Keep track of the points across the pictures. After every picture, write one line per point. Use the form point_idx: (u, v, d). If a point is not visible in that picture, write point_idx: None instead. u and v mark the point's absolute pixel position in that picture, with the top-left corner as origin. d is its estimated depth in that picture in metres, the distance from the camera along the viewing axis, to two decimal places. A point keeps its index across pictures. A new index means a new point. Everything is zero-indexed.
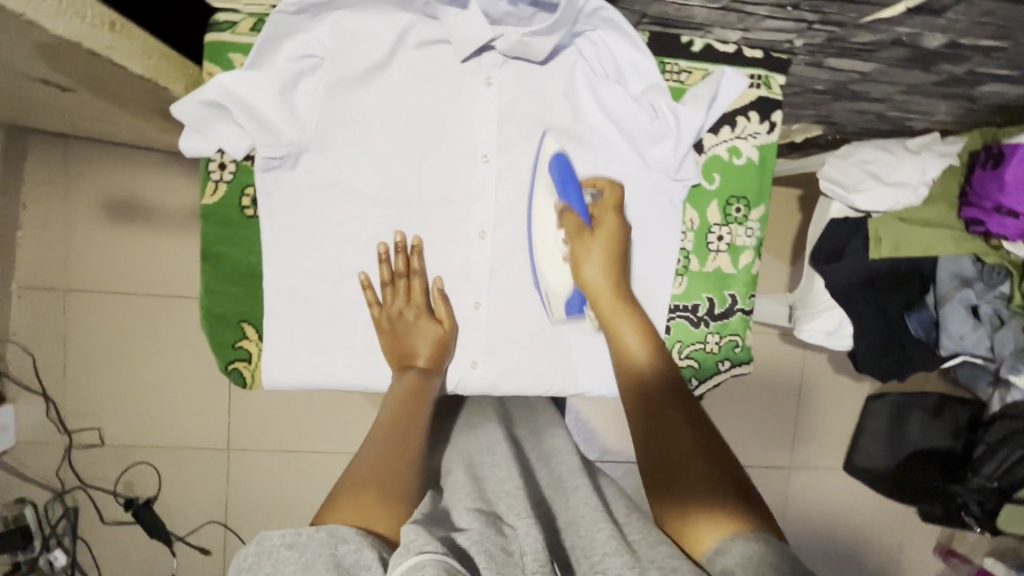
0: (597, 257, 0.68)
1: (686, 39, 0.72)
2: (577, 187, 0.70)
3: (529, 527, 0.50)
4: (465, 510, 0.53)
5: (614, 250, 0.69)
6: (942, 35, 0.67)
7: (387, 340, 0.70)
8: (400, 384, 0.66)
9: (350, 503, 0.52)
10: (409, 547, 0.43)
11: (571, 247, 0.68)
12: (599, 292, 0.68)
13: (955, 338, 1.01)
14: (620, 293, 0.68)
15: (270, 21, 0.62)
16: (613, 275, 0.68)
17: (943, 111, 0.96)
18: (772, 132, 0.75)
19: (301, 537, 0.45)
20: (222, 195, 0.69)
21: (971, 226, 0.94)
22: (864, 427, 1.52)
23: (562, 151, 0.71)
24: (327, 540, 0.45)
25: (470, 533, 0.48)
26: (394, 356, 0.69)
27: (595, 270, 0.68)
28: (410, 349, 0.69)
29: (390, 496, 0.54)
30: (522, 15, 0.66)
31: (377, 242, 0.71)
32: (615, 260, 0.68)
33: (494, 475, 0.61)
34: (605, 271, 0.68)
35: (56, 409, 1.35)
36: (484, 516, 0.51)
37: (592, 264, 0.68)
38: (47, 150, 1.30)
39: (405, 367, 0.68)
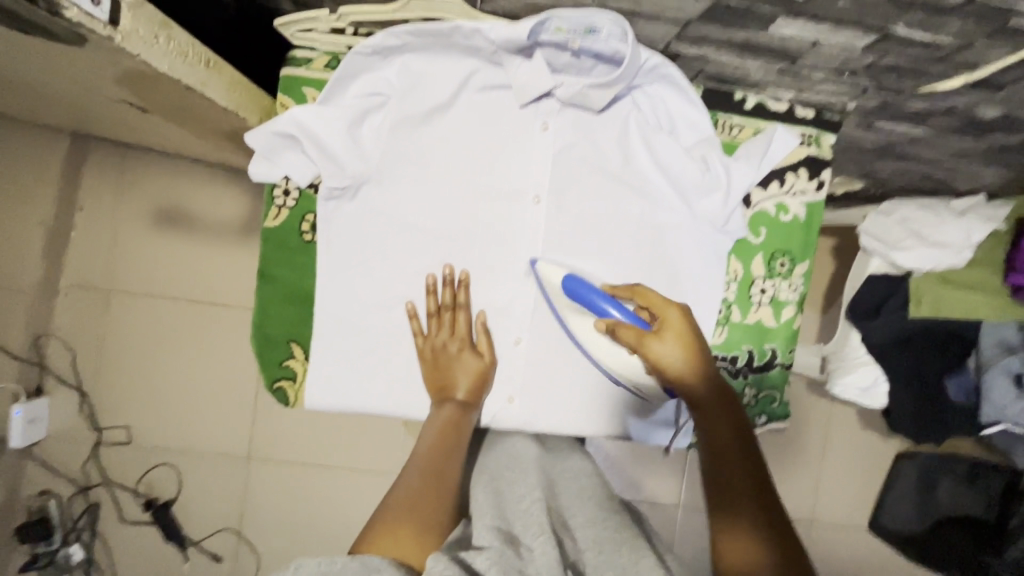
0: (670, 355, 0.62)
1: (739, 96, 0.73)
2: (612, 299, 0.65)
3: (544, 544, 0.51)
4: (485, 526, 0.54)
5: (690, 343, 0.63)
6: (998, 107, 0.68)
7: (429, 370, 0.71)
8: (439, 415, 0.67)
9: (385, 535, 0.53)
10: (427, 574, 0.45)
11: (642, 347, 0.63)
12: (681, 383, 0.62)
13: (996, 406, 0.98)
14: (702, 374, 0.62)
15: (346, 61, 0.65)
16: (690, 359, 0.62)
17: (990, 176, 0.95)
18: (820, 190, 0.76)
19: (336, 566, 0.45)
20: (283, 219, 0.72)
21: (1017, 293, 0.92)
22: (892, 487, 1.51)
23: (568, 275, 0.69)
24: (362, 568, 0.47)
25: (484, 554, 0.49)
26: (433, 388, 0.70)
27: (677, 363, 0.62)
28: (450, 381, 0.70)
29: (423, 527, 0.55)
30: (582, 66, 0.69)
31: (426, 273, 0.73)
32: (693, 349, 0.63)
33: (514, 488, 0.62)
34: (684, 360, 0.62)
35: (88, 404, 1.39)
36: (501, 535, 0.52)
37: (667, 359, 0.62)
38: (107, 156, 1.37)
39: (445, 399, 0.69)
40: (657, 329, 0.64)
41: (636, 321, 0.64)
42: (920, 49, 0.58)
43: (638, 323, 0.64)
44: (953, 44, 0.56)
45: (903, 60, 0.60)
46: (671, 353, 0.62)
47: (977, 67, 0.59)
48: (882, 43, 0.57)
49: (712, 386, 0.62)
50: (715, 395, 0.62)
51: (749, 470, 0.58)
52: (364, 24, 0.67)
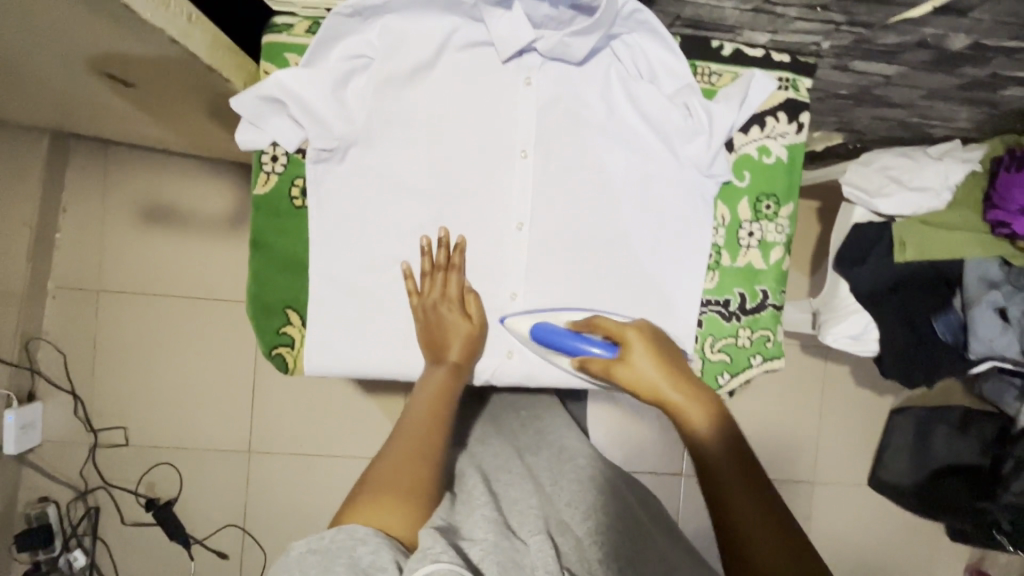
0: (645, 368, 0.64)
1: (716, 44, 0.75)
2: (580, 336, 0.67)
3: (540, 540, 0.56)
4: (479, 519, 0.58)
5: (659, 354, 0.65)
6: (966, 36, 0.69)
7: (422, 329, 0.71)
8: (431, 377, 0.68)
9: (363, 508, 0.53)
10: (425, 554, 0.47)
11: (613, 371, 0.65)
12: (657, 390, 0.63)
13: (984, 341, 0.98)
14: (680, 381, 0.62)
15: (327, 23, 0.66)
16: (664, 370, 0.63)
17: (963, 118, 0.98)
18: (800, 133, 0.77)
19: (324, 541, 0.49)
20: (273, 185, 0.72)
21: (997, 229, 0.95)
22: (888, 443, 1.56)
23: (540, 321, 0.71)
24: (346, 541, 0.49)
25: (481, 545, 0.53)
26: (427, 349, 0.71)
27: (650, 377, 0.63)
28: (442, 342, 0.70)
29: (406, 498, 0.55)
30: (561, 19, 0.69)
31: (422, 234, 0.73)
32: (664, 359, 0.64)
33: (509, 493, 0.67)
34: (658, 371, 0.63)
35: (83, 407, 1.37)
36: (496, 527, 0.57)
37: (642, 375, 0.63)
38: (90, 156, 1.36)
39: (437, 360, 0.70)
40: (624, 350, 0.66)
41: (605, 348, 0.66)
42: None
43: (606, 350, 0.66)
44: None
45: None
46: (642, 371, 0.64)
47: None
48: None
49: (689, 393, 0.62)
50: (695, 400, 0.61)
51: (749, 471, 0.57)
52: None
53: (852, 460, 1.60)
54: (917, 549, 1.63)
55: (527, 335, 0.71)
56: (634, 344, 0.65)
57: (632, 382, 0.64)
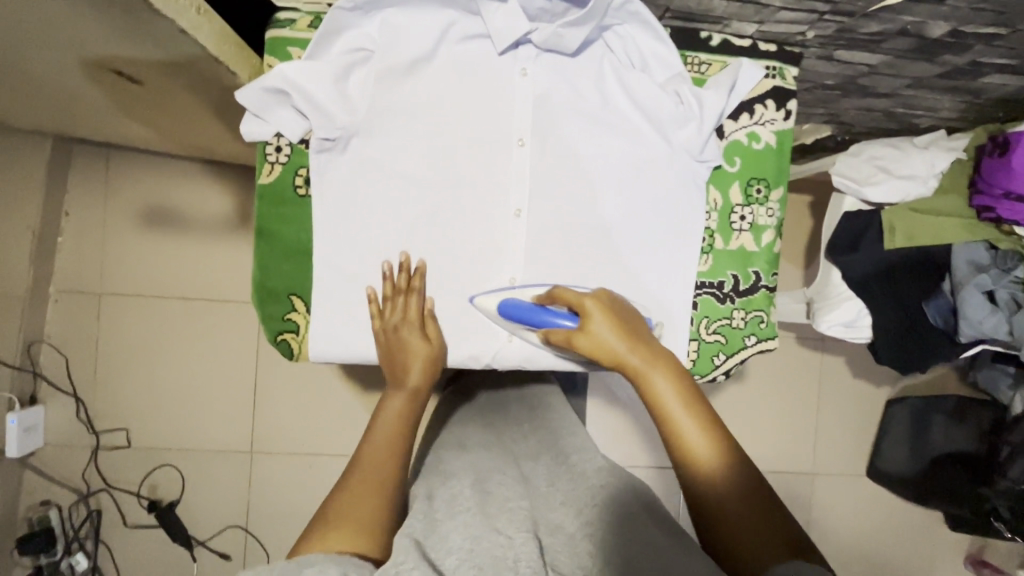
0: (605, 335, 0.66)
1: (704, 34, 0.78)
2: (546, 308, 0.69)
3: (524, 538, 0.61)
4: (460, 525, 0.62)
5: (617, 320, 0.67)
6: (945, 23, 0.72)
7: (383, 352, 0.74)
8: (391, 403, 0.71)
9: (331, 532, 0.57)
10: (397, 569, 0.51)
11: (575, 339, 0.67)
12: (617, 355, 0.66)
13: (974, 324, 0.99)
14: (640, 348, 0.66)
15: (330, 17, 0.69)
16: (621, 334, 0.66)
17: (947, 108, 1.00)
18: (788, 119, 0.80)
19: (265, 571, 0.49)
20: (278, 175, 0.74)
21: (982, 213, 0.97)
22: (886, 432, 1.58)
23: (502, 299, 0.73)
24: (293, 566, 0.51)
25: (461, 550, 0.58)
26: (389, 374, 0.73)
27: (611, 342, 0.66)
28: (401, 367, 0.72)
29: (367, 524, 0.59)
30: (556, 11, 0.72)
31: (399, 252, 0.75)
32: (621, 324, 0.67)
33: (500, 492, 0.71)
34: (615, 334, 0.66)
35: (85, 409, 1.38)
36: (476, 530, 0.61)
37: (602, 341, 0.66)
38: (92, 160, 1.38)
39: (397, 385, 0.72)
40: (584, 319, 0.67)
41: (565, 317, 0.68)
42: None
43: (569, 318, 0.68)
44: None
45: None
46: (601, 336, 0.66)
47: None
48: None
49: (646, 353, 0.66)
50: (652, 360, 0.65)
51: (703, 416, 0.63)
52: None
53: (850, 451, 1.61)
54: (918, 540, 1.64)
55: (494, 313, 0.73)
56: (592, 311, 0.67)
57: (593, 348, 0.66)
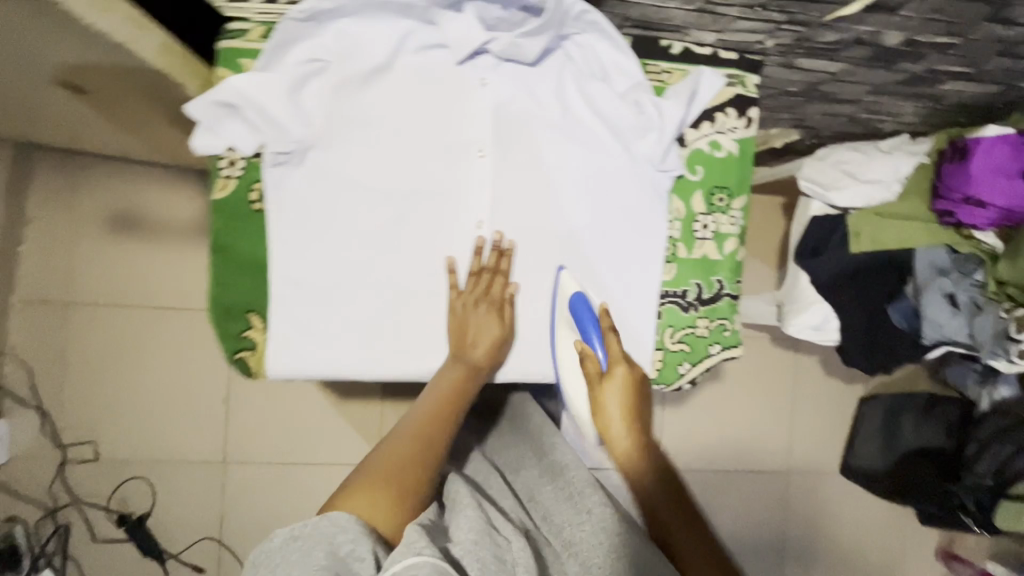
0: (615, 406, 0.72)
1: (665, 43, 0.77)
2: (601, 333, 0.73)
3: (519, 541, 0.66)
4: (464, 519, 0.66)
5: (632, 397, 0.72)
6: (899, 32, 0.72)
7: (453, 322, 0.74)
8: (451, 372, 0.73)
9: (367, 491, 0.64)
10: (410, 547, 0.57)
11: (591, 392, 0.73)
12: (616, 424, 0.72)
13: (935, 325, 1.01)
14: (637, 430, 0.72)
15: (280, 28, 0.67)
16: (629, 409, 0.72)
17: (909, 113, 1.01)
18: (750, 127, 0.80)
19: (305, 532, 0.58)
20: (231, 190, 0.72)
21: (943, 218, 0.98)
22: (860, 430, 1.60)
23: (582, 291, 0.75)
24: (330, 530, 0.58)
25: (465, 542, 0.62)
26: (453, 341, 0.74)
27: (614, 415, 0.72)
28: (470, 340, 0.73)
29: (400, 495, 0.65)
30: (513, 20, 0.71)
31: (476, 234, 0.75)
32: (634, 404, 0.73)
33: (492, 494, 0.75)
34: (623, 408, 0.72)
35: (50, 422, 1.34)
36: (479, 524, 0.65)
37: (609, 407, 0.72)
38: (56, 165, 1.31)
39: (460, 358, 0.73)
40: (608, 374, 0.72)
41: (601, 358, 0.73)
42: None
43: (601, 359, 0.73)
44: None
45: None
46: (612, 401, 0.72)
47: None
48: None
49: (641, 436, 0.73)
50: (642, 451, 0.72)
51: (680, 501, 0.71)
52: None
53: (823, 449, 1.64)
54: (890, 534, 1.67)
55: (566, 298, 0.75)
56: (617, 374, 0.72)
57: (599, 405, 0.73)
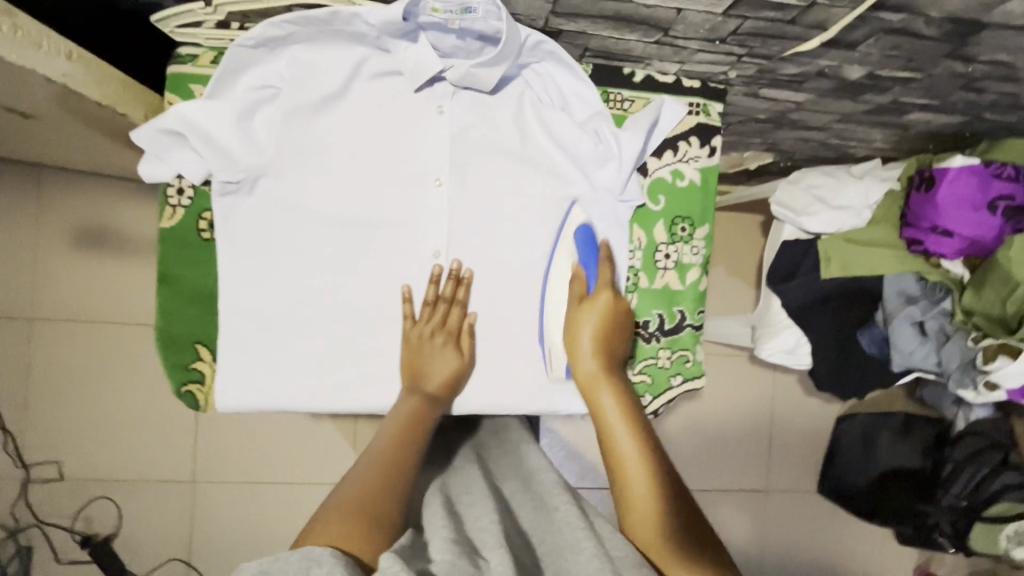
0: (588, 330, 0.72)
1: (627, 71, 0.76)
2: (594, 263, 0.75)
3: (502, 555, 0.47)
4: (438, 537, 0.50)
5: (609, 325, 0.72)
6: (860, 66, 0.72)
7: (408, 354, 0.71)
8: (404, 406, 0.67)
9: (331, 526, 0.51)
10: (384, 573, 0.41)
11: (569, 312, 0.74)
12: (588, 351, 0.71)
13: (904, 353, 1.01)
14: (608, 365, 0.71)
15: (229, 54, 0.65)
16: (604, 336, 0.72)
17: (879, 139, 1.01)
18: (713, 156, 0.79)
19: (275, 563, 0.44)
20: (179, 219, 0.71)
21: (911, 246, 0.97)
22: (840, 447, 1.56)
23: (590, 223, 0.76)
24: (301, 562, 0.44)
25: (443, 561, 0.45)
26: (407, 376, 0.71)
27: (586, 338, 0.71)
28: (425, 372, 0.70)
29: (367, 522, 0.52)
30: (470, 49, 0.71)
31: (434, 263, 0.74)
32: (608, 333, 0.72)
33: (472, 509, 0.57)
34: (597, 339, 0.71)
35: (15, 442, 1.28)
36: (457, 545, 0.48)
37: (583, 333, 0.72)
38: (21, 178, 1.26)
39: (415, 389, 0.69)
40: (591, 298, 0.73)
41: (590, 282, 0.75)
42: (772, 11, 0.61)
43: (588, 285, 0.75)
44: (799, 4, 0.59)
45: (762, 23, 0.63)
46: (587, 323, 0.72)
47: (827, 27, 0.63)
48: (737, 7, 0.60)
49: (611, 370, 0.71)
50: (607, 378, 0.70)
51: (644, 438, 0.66)
52: (249, 18, 0.66)
53: (803, 467, 1.63)
54: (869, 552, 1.66)
55: (570, 232, 0.75)
56: (600, 300, 0.73)
57: (575, 326, 0.72)
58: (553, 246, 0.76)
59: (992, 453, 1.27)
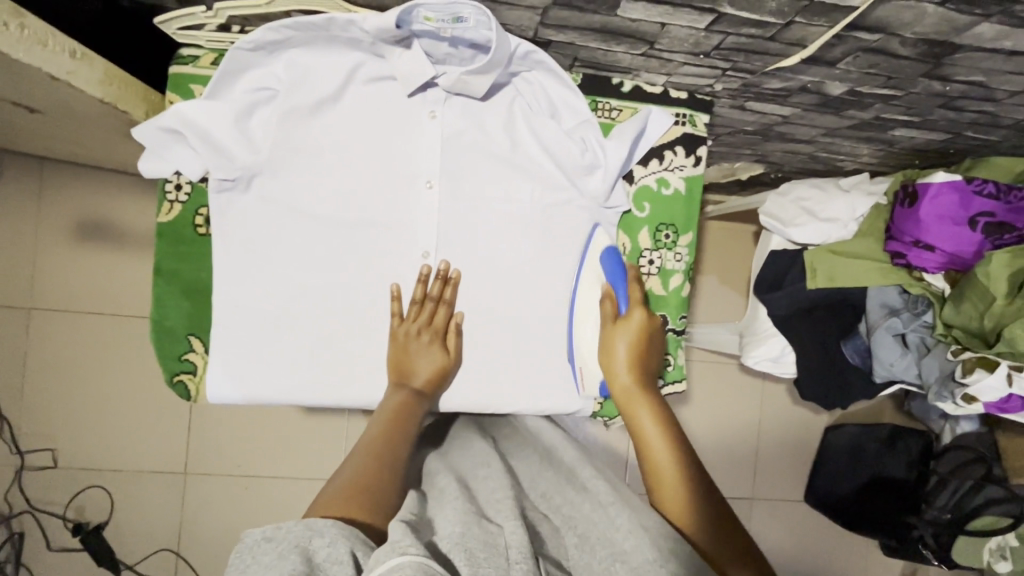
0: (623, 348, 0.73)
1: (617, 81, 0.78)
2: (625, 283, 0.76)
3: (515, 524, 0.49)
4: (451, 509, 0.51)
5: (642, 342, 0.74)
6: (842, 83, 0.74)
7: (395, 352, 0.73)
8: (391, 400, 0.68)
9: (331, 503, 0.53)
10: (392, 546, 0.42)
11: (603, 332, 0.75)
12: (621, 370, 0.72)
13: (885, 365, 1.02)
14: (642, 381, 0.72)
15: (228, 56, 0.67)
16: (638, 355, 0.73)
17: (866, 154, 1.03)
18: (698, 166, 0.81)
19: (281, 531, 0.45)
20: (177, 214, 0.73)
21: (895, 259, 0.98)
22: (824, 460, 1.58)
23: (613, 245, 0.79)
24: (304, 532, 0.45)
25: (450, 534, 0.46)
26: (393, 372, 0.72)
27: (621, 356, 0.73)
28: (410, 369, 0.72)
29: (369, 499, 0.54)
30: (463, 56, 0.72)
31: (423, 262, 0.76)
32: (643, 350, 0.73)
33: (485, 485, 0.59)
34: (631, 357, 0.73)
35: (10, 429, 1.30)
36: (466, 515, 0.50)
37: (617, 351, 0.73)
38: (24, 170, 1.29)
39: (401, 385, 0.71)
40: (625, 317, 0.75)
41: (621, 301, 0.76)
42: (752, 28, 0.63)
43: (620, 304, 0.76)
44: (777, 22, 0.61)
45: (743, 39, 0.65)
46: (622, 342, 0.73)
47: (807, 44, 0.65)
48: (719, 24, 0.62)
49: (644, 383, 0.72)
50: (641, 392, 0.71)
51: (683, 454, 0.65)
52: (249, 22, 0.68)
53: (790, 476, 1.64)
54: (855, 562, 1.67)
55: (596, 253, 0.78)
56: (635, 318, 0.74)
57: (609, 346, 0.74)
58: (582, 257, 0.79)
59: (976, 466, 1.25)
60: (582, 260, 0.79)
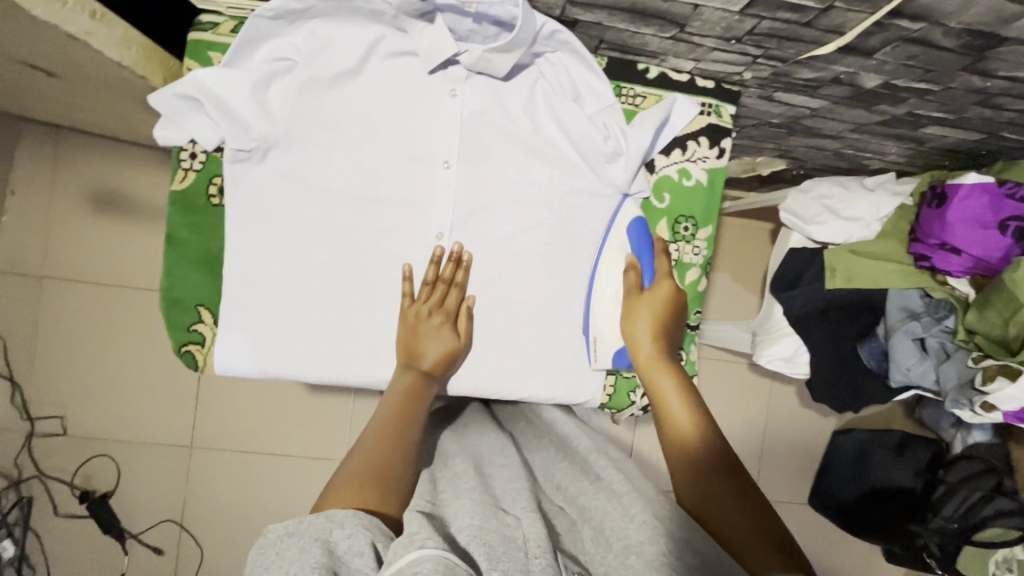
0: (644, 319, 0.72)
1: (642, 66, 0.76)
2: (650, 254, 0.76)
3: (532, 516, 0.48)
4: (460, 498, 0.51)
5: (665, 314, 0.73)
6: (876, 75, 0.71)
7: (405, 333, 0.71)
8: (401, 381, 0.67)
9: (345, 488, 0.52)
10: (410, 540, 0.42)
11: (626, 302, 0.74)
12: (642, 342, 0.71)
13: (901, 369, 1.01)
14: (664, 352, 0.71)
15: (248, 25, 0.66)
16: (660, 326, 0.72)
17: (894, 152, 1.00)
18: (721, 158, 0.80)
19: (301, 525, 0.44)
20: (190, 182, 0.73)
21: (918, 261, 0.96)
22: (832, 462, 1.57)
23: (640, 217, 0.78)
24: (324, 525, 0.44)
25: (469, 527, 0.46)
26: (402, 353, 0.71)
27: (642, 326, 0.72)
28: (419, 350, 0.70)
29: (383, 484, 0.53)
30: (486, 33, 0.71)
31: (436, 242, 0.74)
32: (666, 320, 0.73)
33: (502, 474, 0.58)
34: (653, 329, 0.72)
35: (22, 395, 1.31)
36: (483, 507, 0.49)
37: (639, 322, 0.72)
38: (42, 138, 1.29)
39: (411, 366, 0.69)
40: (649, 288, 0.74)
41: (645, 273, 0.76)
42: (789, 13, 0.60)
43: (644, 276, 0.76)
44: (816, 7, 0.59)
45: (778, 24, 0.63)
46: (643, 313, 0.73)
47: (845, 31, 0.63)
48: (753, 7, 0.60)
49: (665, 354, 0.71)
50: (663, 363, 0.70)
51: (704, 424, 0.63)
52: None
53: (794, 478, 1.63)
54: (856, 567, 1.66)
55: (625, 224, 0.77)
56: (660, 289, 0.74)
57: (631, 317, 0.73)
58: (604, 238, 0.78)
59: (986, 477, 1.22)
60: (602, 247, 0.78)
